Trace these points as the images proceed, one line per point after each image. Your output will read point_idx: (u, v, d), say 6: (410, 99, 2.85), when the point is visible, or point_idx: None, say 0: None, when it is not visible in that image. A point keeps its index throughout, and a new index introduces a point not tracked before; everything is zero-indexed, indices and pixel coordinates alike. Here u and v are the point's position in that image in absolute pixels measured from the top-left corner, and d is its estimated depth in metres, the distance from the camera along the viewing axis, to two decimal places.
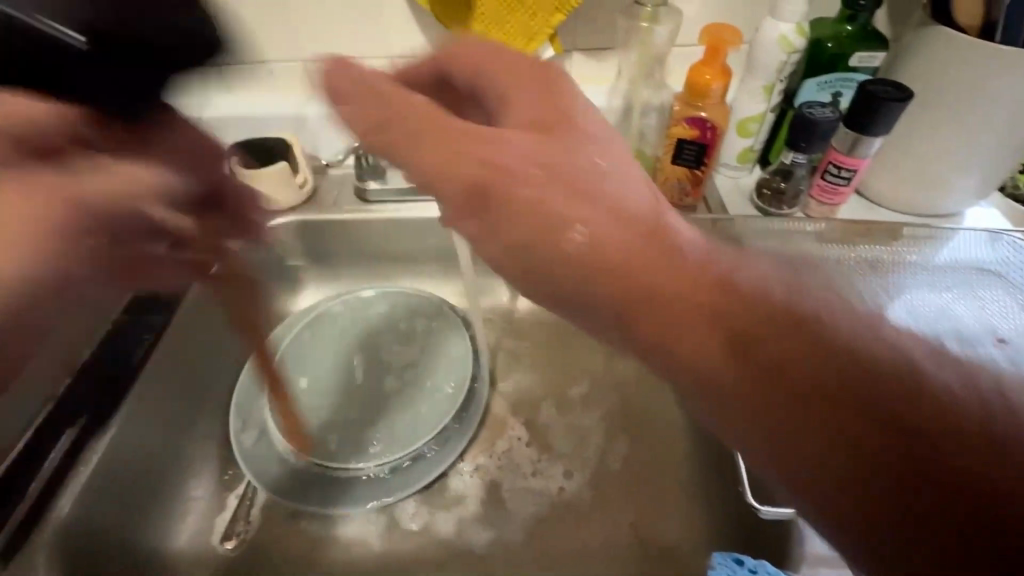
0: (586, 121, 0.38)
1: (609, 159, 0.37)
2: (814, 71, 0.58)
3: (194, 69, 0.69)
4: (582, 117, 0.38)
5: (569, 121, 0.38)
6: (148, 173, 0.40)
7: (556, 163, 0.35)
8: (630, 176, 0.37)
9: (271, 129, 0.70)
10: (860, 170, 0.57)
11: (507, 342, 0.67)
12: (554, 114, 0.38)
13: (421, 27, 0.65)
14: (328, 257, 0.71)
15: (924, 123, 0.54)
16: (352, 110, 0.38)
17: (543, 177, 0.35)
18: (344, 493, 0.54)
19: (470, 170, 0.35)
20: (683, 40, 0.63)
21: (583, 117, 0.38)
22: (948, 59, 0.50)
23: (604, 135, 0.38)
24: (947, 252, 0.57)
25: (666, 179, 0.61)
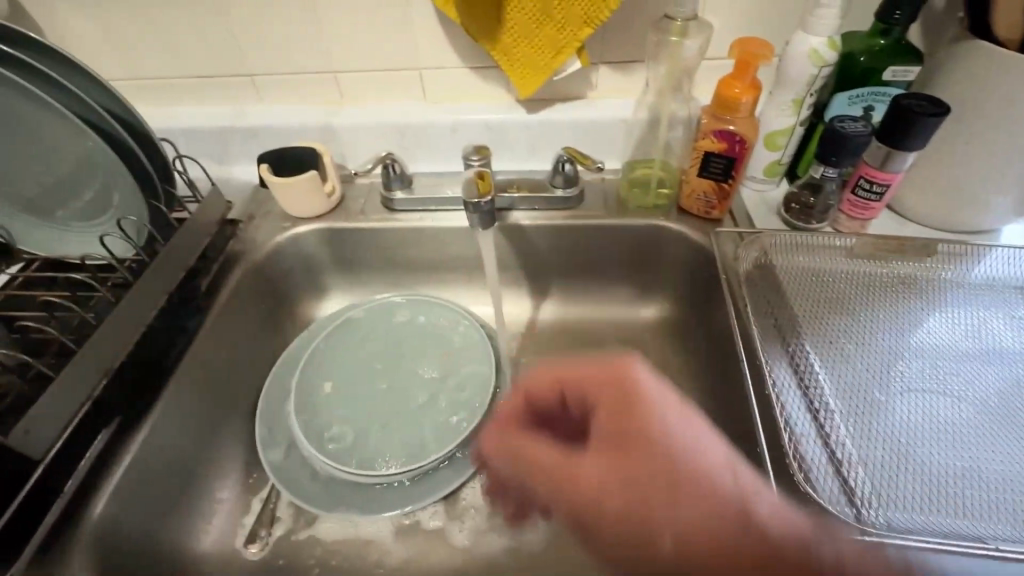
0: (645, 387, 0.31)
1: (680, 427, 0.29)
2: (846, 85, 0.58)
3: (234, 81, 0.71)
4: (641, 385, 0.31)
5: (633, 402, 0.30)
6: None
7: (639, 436, 0.29)
8: (704, 442, 0.29)
9: (302, 139, 0.72)
10: (893, 186, 0.56)
11: (529, 356, 0.69)
12: (616, 423, 0.30)
13: (450, 40, 0.66)
14: (353, 265, 0.72)
15: (962, 140, 0.53)
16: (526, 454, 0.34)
17: (617, 486, 0.29)
18: (362, 503, 0.54)
19: (580, 494, 0.30)
20: (711, 54, 0.63)
21: (646, 392, 0.30)
22: (991, 76, 0.49)
23: (669, 398, 0.30)
24: (982, 268, 0.55)
25: (693, 191, 0.62)
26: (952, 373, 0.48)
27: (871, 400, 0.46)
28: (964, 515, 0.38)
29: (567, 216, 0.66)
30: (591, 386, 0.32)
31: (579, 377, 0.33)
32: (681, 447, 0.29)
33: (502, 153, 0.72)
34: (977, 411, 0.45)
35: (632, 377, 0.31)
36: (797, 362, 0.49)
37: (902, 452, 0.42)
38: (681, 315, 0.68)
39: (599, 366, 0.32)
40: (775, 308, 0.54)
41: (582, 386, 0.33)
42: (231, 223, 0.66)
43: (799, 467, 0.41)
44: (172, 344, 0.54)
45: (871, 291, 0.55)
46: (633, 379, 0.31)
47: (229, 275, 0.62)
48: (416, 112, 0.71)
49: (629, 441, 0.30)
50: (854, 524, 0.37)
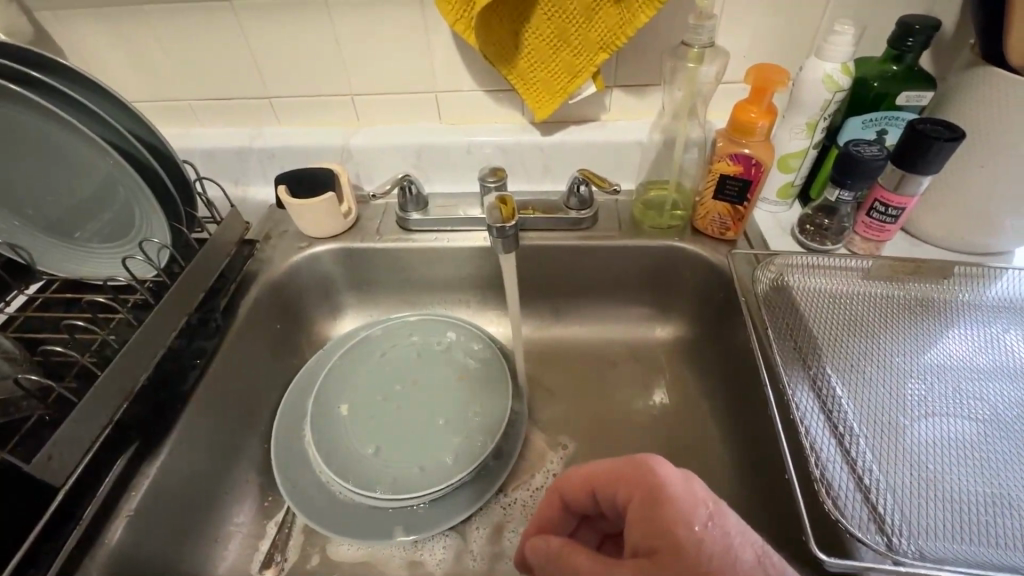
0: (667, 484, 0.32)
1: (706, 527, 0.29)
2: (860, 110, 0.59)
3: (251, 103, 0.72)
4: (663, 484, 0.32)
5: (657, 502, 0.31)
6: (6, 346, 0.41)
7: (658, 533, 0.30)
8: (734, 543, 0.28)
9: (319, 160, 0.73)
10: (908, 209, 0.56)
11: (544, 377, 0.69)
12: (643, 524, 0.31)
13: (466, 65, 0.67)
14: (367, 284, 0.72)
15: (976, 164, 0.54)
16: (554, 559, 0.35)
17: None
18: (377, 530, 0.53)
19: None
20: (726, 79, 0.64)
21: (668, 490, 0.31)
22: (1005, 102, 0.50)
23: (693, 495, 0.31)
24: (997, 289, 0.56)
25: (708, 213, 0.62)
26: (974, 396, 0.47)
27: (894, 424, 0.46)
28: (998, 544, 0.37)
29: (581, 237, 0.67)
30: (617, 485, 0.34)
31: (606, 480, 0.35)
32: (708, 549, 0.28)
33: (517, 174, 0.73)
34: (1004, 436, 0.44)
35: (653, 475, 0.32)
36: (818, 384, 0.49)
37: (929, 477, 0.42)
38: (695, 335, 0.68)
39: (621, 463, 0.34)
40: (793, 329, 0.54)
41: (610, 487, 0.34)
42: (250, 243, 0.66)
43: (828, 493, 0.41)
44: (190, 367, 0.54)
45: (887, 312, 0.55)
46: (654, 476, 0.32)
47: (247, 296, 0.62)
48: (431, 133, 0.72)
49: (657, 543, 0.30)
50: (887, 553, 0.37)
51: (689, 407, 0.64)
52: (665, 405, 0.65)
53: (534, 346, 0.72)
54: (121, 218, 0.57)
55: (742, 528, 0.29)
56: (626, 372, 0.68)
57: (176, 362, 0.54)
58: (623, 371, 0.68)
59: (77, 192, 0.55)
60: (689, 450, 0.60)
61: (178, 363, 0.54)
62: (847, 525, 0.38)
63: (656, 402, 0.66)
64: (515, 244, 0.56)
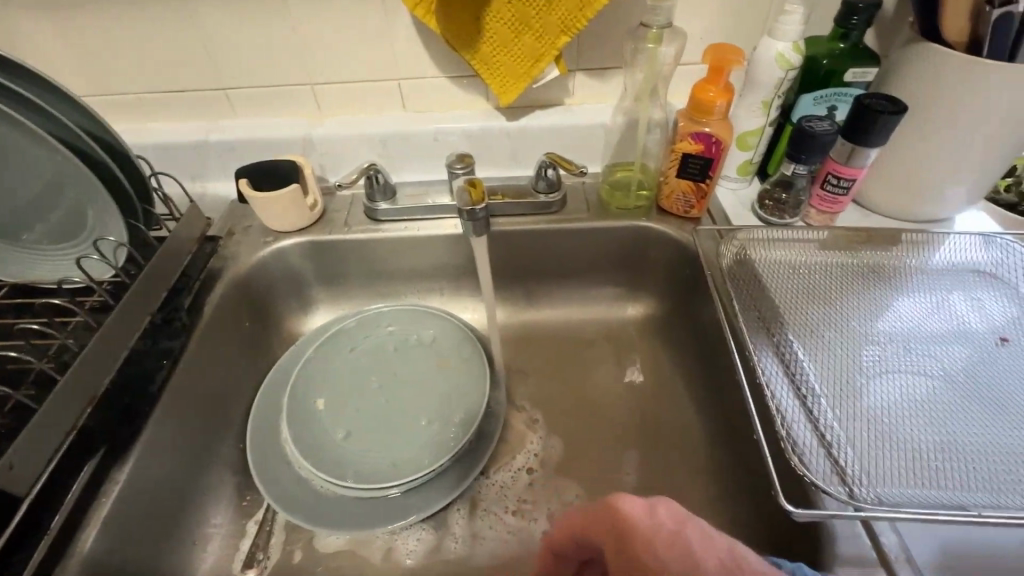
0: (632, 517, 0.33)
1: (670, 550, 0.30)
2: (811, 87, 0.61)
3: (205, 95, 0.70)
4: (627, 517, 0.33)
5: (626, 537, 0.32)
6: None
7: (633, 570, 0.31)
8: (700, 555, 0.29)
9: (281, 152, 0.71)
10: (858, 181, 0.59)
11: (521, 361, 0.69)
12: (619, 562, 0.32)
13: (428, 50, 0.66)
14: (338, 276, 0.71)
15: (918, 135, 0.57)
16: None
17: None
18: (361, 521, 0.53)
19: None
20: (684, 60, 0.66)
21: (631, 522, 0.32)
22: (942, 75, 0.53)
23: (656, 521, 0.32)
24: (942, 255, 0.60)
25: (672, 191, 0.64)
26: (924, 354, 0.51)
27: (852, 383, 0.48)
28: (948, 485, 0.40)
29: (551, 220, 0.67)
30: (592, 529, 0.35)
31: (584, 525, 0.36)
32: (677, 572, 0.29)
33: (483, 160, 0.73)
34: (950, 389, 0.47)
35: (618, 510, 0.33)
36: (781, 351, 0.51)
37: (884, 430, 0.44)
38: (666, 312, 0.69)
39: (592, 506, 0.35)
40: (757, 299, 0.56)
41: (588, 532, 0.35)
42: (212, 240, 0.65)
43: (793, 452, 0.43)
44: (156, 368, 0.52)
45: (843, 279, 0.58)
46: (618, 510, 0.33)
47: (212, 293, 0.60)
48: (395, 122, 0.71)
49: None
50: (849, 501, 0.39)
51: (661, 382, 0.66)
52: (640, 381, 0.67)
53: (509, 331, 0.72)
54: (72, 216, 0.54)
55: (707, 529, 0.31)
56: (601, 351, 0.70)
57: (139, 364, 0.52)
58: (597, 351, 0.70)
59: (20, 194, 0.52)
60: (664, 423, 0.62)
61: (142, 364, 0.52)
62: (812, 479, 0.40)
63: (631, 379, 0.67)
64: (486, 227, 0.56)
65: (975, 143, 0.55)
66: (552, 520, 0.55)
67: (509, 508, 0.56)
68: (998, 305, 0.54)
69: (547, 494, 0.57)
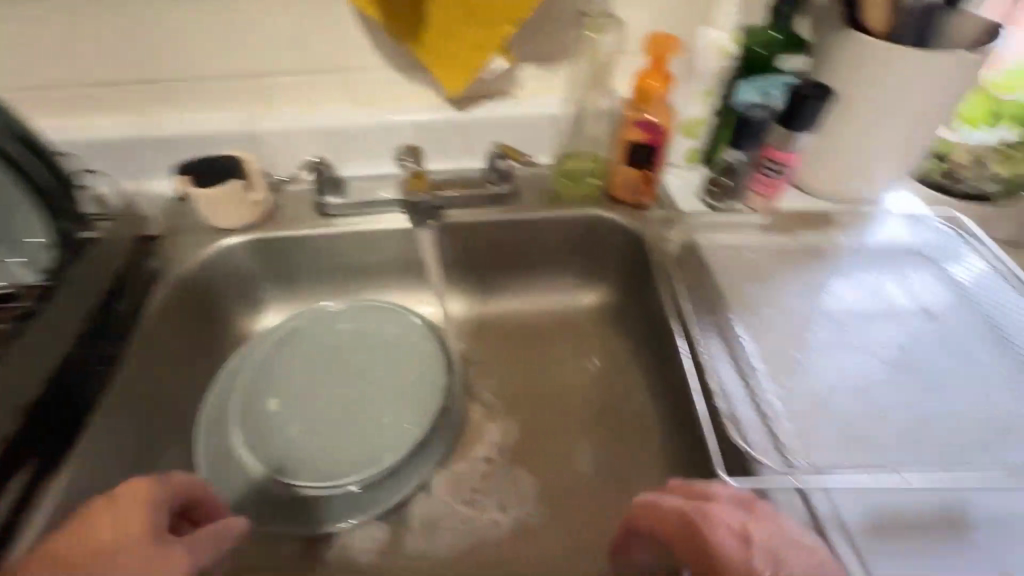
0: (720, 524, 0.37)
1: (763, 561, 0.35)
2: (748, 75, 0.63)
3: (138, 89, 0.66)
4: (717, 523, 0.37)
5: (713, 539, 0.36)
6: None
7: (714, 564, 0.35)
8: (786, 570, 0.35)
9: (223, 148, 0.68)
10: (791, 164, 0.61)
11: (479, 353, 0.69)
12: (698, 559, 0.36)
13: (372, 40, 0.65)
14: (288, 274, 0.69)
15: (848, 119, 0.60)
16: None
17: None
18: (320, 517, 0.54)
19: None
20: (627, 50, 0.67)
21: (722, 529, 0.36)
22: (866, 61, 0.55)
23: (748, 534, 0.36)
24: (874, 235, 0.63)
25: (621, 179, 0.65)
26: (856, 330, 0.53)
27: (791, 359, 0.51)
28: (875, 452, 0.43)
29: (504, 211, 0.68)
30: (672, 524, 0.38)
31: (664, 518, 0.39)
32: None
33: (434, 152, 0.72)
34: (879, 361, 0.50)
35: (711, 515, 0.37)
36: (725, 332, 0.53)
37: (819, 402, 0.47)
38: (620, 299, 0.71)
39: (682, 505, 0.39)
40: (702, 283, 0.58)
41: (666, 524, 0.39)
42: (150, 240, 0.62)
43: (734, 428, 0.45)
44: (91, 373, 0.51)
45: (783, 260, 0.61)
46: (711, 516, 0.37)
47: (155, 293, 0.59)
48: (343, 114, 0.69)
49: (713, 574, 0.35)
50: (784, 471, 0.41)
51: (617, 367, 0.68)
52: (597, 367, 0.68)
53: (468, 324, 0.72)
54: None
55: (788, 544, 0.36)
56: (558, 339, 0.71)
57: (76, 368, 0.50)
58: (555, 340, 0.71)
59: None
60: (621, 407, 0.64)
61: (79, 369, 0.51)
62: (750, 452, 0.43)
63: (589, 365, 0.68)
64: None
65: (898, 126, 0.58)
66: (506, 509, 0.56)
67: (465, 498, 0.57)
68: (922, 281, 0.58)
69: (502, 483, 0.58)
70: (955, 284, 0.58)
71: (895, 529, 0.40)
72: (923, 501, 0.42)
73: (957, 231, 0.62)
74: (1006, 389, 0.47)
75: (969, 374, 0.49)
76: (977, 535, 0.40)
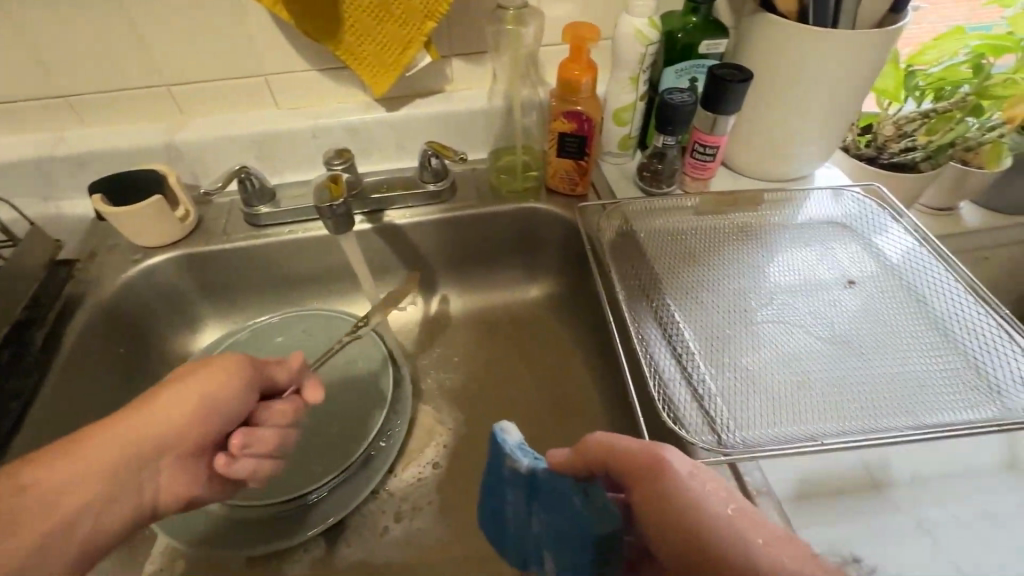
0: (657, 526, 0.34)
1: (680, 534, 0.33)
2: (672, 61, 0.64)
3: (37, 104, 0.63)
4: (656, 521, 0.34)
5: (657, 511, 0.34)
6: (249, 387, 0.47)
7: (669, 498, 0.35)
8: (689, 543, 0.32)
9: (142, 160, 0.65)
10: (721, 146, 0.63)
11: (427, 354, 0.69)
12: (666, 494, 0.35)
13: (291, 43, 0.62)
14: (222, 288, 0.67)
15: (770, 100, 0.61)
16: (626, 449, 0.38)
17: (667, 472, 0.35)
18: (265, 538, 0.51)
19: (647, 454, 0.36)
20: (551, 41, 0.67)
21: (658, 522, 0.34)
22: (780, 42, 0.57)
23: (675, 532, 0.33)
24: (802, 210, 0.65)
25: (556, 171, 0.65)
26: (786, 305, 0.55)
27: (724, 337, 0.52)
28: (802, 422, 0.44)
29: (443, 209, 0.67)
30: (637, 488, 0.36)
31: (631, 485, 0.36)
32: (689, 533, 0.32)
33: (367, 154, 0.70)
34: (807, 334, 0.52)
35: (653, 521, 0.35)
36: (660, 316, 0.54)
37: (752, 377, 0.48)
38: (566, 289, 0.71)
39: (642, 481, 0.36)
40: (639, 268, 0.59)
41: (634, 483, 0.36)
42: (65, 264, 0.60)
43: (667, 410, 0.46)
44: (5, 412, 0.49)
45: (716, 241, 0.62)
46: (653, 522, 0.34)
47: (74, 319, 0.57)
48: (269, 121, 0.67)
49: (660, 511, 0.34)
50: (716, 448, 0.42)
51: (567, 357, 0.68)
52: (546, 359, 0.68)
53: (415, 326, 0.71)
54: None
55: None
56: (507, 335, 0.70)
57: None
58: (504, 335, 0.71)
59: None
60: (569, 396, 0.64)
61: None
62: (685, 433, 0.43)
63: (538, 358, 0.68)
64: (350, 224, 0.57)
65: (815, 104, 0.60)
66: (433, 515, 0.56)
67: (403, 501, 0.56)
68: (847, 251, 0.60)
69: (442, 484, 0.58)
70: (878, 252, 0.60)
71: (823, 493, 0.42)
72: (847, 464, 0.44)
73: (878, 203, 0.64)
74: (925, 350, 0.49)
75: (890, 338, 0.51)
76: (897, 491, 0.43)
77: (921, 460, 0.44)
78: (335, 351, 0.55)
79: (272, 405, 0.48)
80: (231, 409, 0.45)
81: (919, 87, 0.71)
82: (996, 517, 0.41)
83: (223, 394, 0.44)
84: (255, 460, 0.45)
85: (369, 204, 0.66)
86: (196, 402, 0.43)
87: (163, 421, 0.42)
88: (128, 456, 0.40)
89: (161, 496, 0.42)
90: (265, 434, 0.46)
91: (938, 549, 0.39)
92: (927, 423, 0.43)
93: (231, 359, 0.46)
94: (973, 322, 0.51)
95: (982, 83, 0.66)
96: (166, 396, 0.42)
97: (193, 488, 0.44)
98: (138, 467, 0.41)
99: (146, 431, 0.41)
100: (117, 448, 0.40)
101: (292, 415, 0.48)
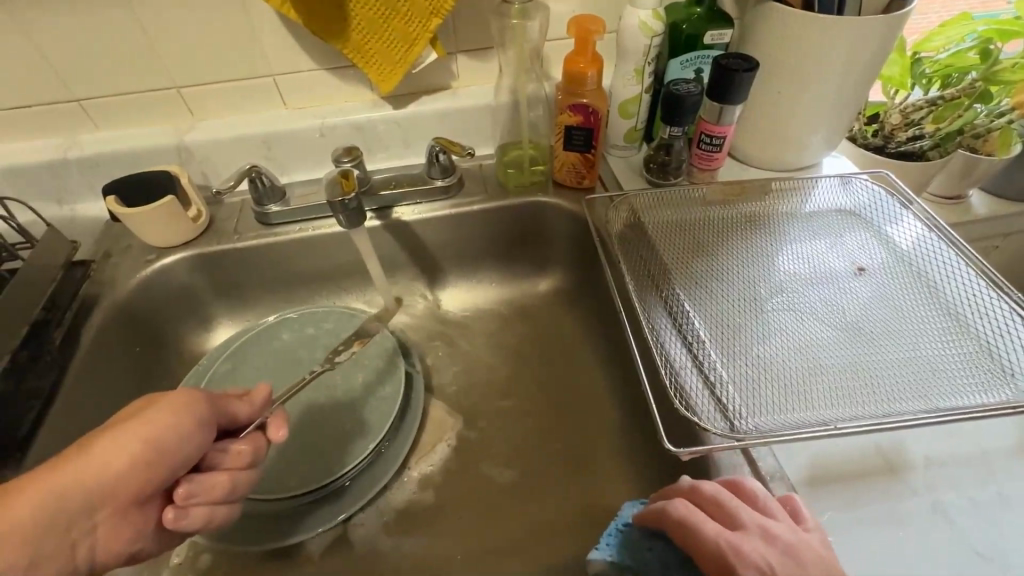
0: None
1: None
2: (677, 52, 0.64)
3: (49, 108, 0.64)
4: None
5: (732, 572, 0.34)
6: (207, 426, 0.41)
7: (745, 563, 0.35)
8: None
9: (153, 162, 0.66)
10: (728, 136, 0.63)
11: (437, 348, 0.69)
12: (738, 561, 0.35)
13: (298, 44, 0.63)
14: (234, 287, 0.68)
15: (777, 89, 0.62)
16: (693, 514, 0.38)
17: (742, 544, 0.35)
18: (275, 532, 0.51)
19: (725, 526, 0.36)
20: (555, 35, 0.67)
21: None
22: (785, 31, 0.57)
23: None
24: (811, 199, 0.65)
25: (562, 165, 0.66)
26: (796, 294, 0.55)
27: (734, 325, 0.52)
28: (815, 406, 0.44)
29: (451, 204, 0.68)
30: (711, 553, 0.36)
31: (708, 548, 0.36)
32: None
33: (374, 152, 0.71)
34: (818, 321, 0.52)
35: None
36: (670, 306, 0.54)
37: (764, 366, 0.48)
38: (573, 281, 0.71)
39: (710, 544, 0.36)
40: (647, 259, 0.59)
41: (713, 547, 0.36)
42: (81, 264, 0.61)
43: (679, 398, 0.46)
44: (24, 410, 0.50)
45: (724, 231, 0.62)
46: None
47: (90, 319, 0.58)
48: (277, 121, 0.68)
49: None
50: (729, 434, 0.43)
51: (577, 349, 0.68)
52: (554, 352, 0.68)
53: (424, 321, 0.71)
54: None
55: (800, 538, 0.35)
56: (516, 329, 0.71)
57: (9, 404, 0.50)
58: (512, 329, 0.71)
59: None
60: (578, 388, 0.65)
61: (8, 406, 0.50)
62: (697, 419, 0.44)
63: (547, 351, 0.69)
64: (360, 218, 0.57)
65: (822, 92, 0.60)
66: (445, 506, 0.56)
67: (415, 494, 0.57)
68: (856, 239, 0.60)
69: (453, 477, 0.58)
70: (887, 240, 0.60)
71: (835, 478, 0.42)
72: (860, 449, 0.44)
73: (888, 190, 0.64)
74: (938, 334, 0.49)
75: (903, 324, 0.51)
76: (910, 475, 0.43)
77: (935, 444, 0.44)
78: (305, 383, 0.54)
79: (230, 447, 0.43)
80: (184, 453, 0.40)
81: (926, 74, 0.71)
82: (1010, 498, 0.41)
83: (175, 434, 0.39)
84: (205, 509, 0.40)
85: (377, 201, 0.66)
86: (140, 448, 0.38)
87: (103, 469, 0.37)
88: (59, 510, 0.35)
89: (100, 552, 0.38)
90: (215, 480, 0.41)
91: (954, 531, 0.40)
92: (939, 406, 0.43)
93: (187, 397, 0.41)
94: (986, 306, 0.51)
95: (989, 69, 0.65)
96: (108, 439, 0.37)
97: (139, 538, 0.39)
98: (71, 521, 0.36)
99: (78, 482, 0.36)
100: (45, 502, 0.35)
101: (249, 457, 0.43)
